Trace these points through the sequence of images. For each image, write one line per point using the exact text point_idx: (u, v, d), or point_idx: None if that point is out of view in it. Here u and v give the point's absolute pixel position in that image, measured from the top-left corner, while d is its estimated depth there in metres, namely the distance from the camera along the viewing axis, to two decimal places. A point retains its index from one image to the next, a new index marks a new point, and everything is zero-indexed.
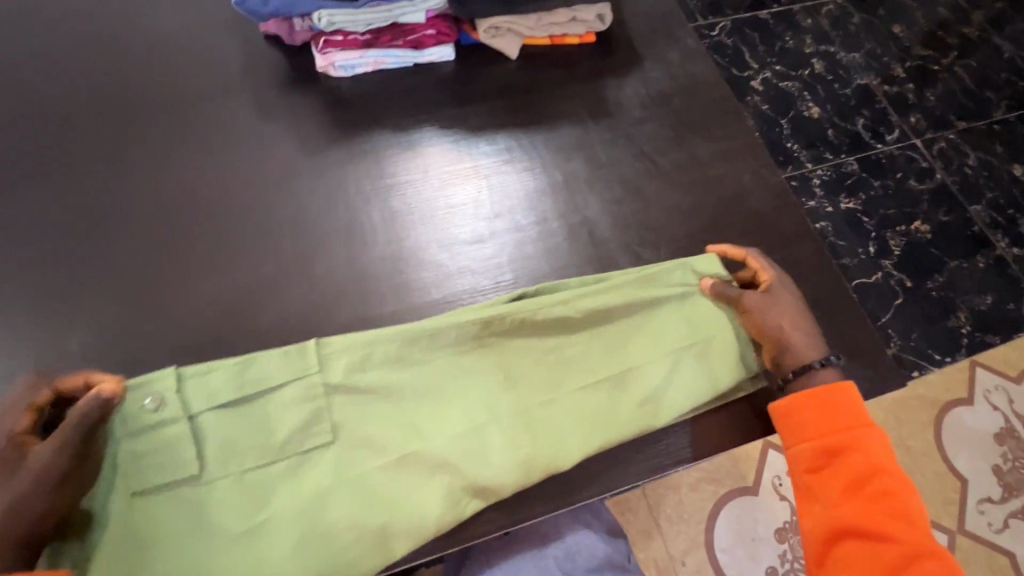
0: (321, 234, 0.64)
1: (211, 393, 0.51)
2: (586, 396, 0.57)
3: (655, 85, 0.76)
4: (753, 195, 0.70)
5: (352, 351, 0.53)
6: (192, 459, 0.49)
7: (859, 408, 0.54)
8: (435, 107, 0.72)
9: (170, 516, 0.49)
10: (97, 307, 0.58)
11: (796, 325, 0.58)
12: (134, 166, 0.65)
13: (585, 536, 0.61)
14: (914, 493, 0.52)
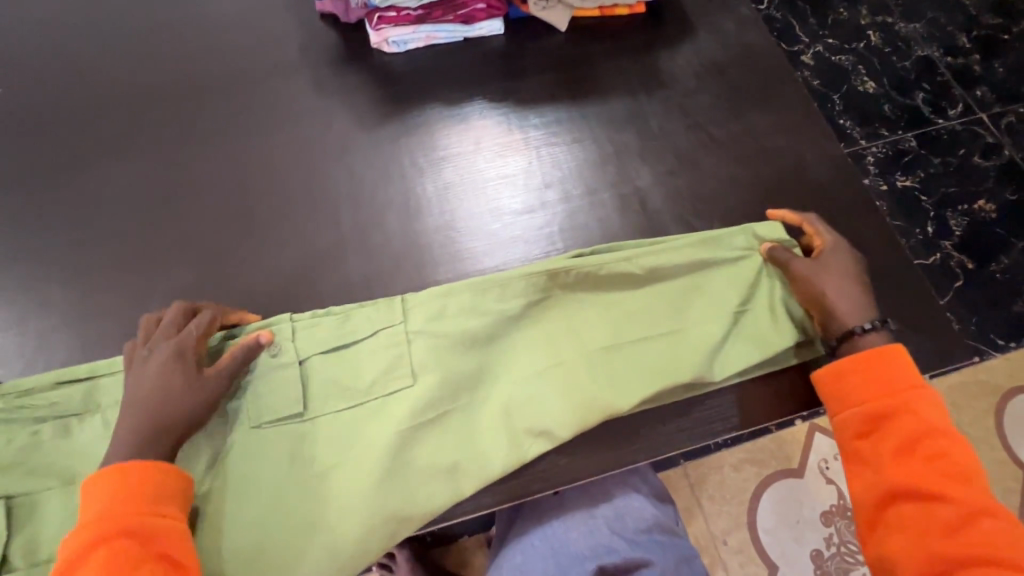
0: (378, 204, 0.66)
1: (317, 340, 0.56)
2: (644, 352, 0.57)
3: (707, 55, 0.75)
4: (811, 166, 0.68)
5: (434, 302, 0.56)
6: (297, 399, 0.54)
7: (908, 369, 0.53)
8: (486, 81, 0.73)
9: (262, 451, 0.53)
10: (173, 273, 0.62)
11: (849, 292, 0.57)
12: (204, 141, 0.68)
13: (635, 499, 0.61)
14: (969, 453, 0.51)
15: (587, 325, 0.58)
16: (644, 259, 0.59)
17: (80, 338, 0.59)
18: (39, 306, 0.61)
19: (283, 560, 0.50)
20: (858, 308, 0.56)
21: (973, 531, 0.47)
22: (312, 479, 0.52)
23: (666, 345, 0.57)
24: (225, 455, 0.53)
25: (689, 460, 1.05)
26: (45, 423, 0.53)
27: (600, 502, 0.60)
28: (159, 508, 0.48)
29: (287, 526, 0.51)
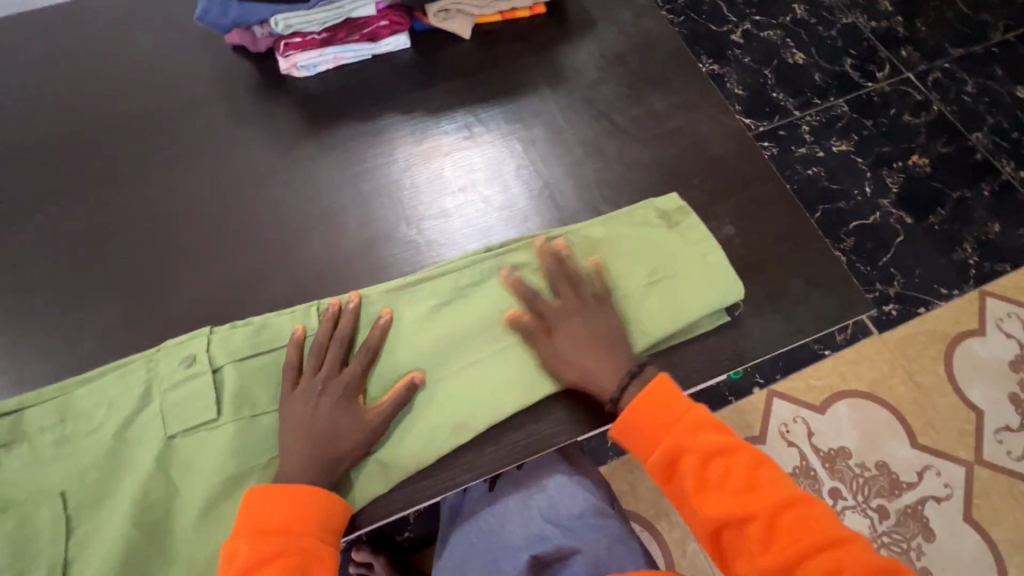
0: (297, 225, 0.68)
1: (231, 349, 0.57)
2: (556, 336, 0.59)
3: (609, 47, 0.78)
4: (712, 141, 0.71)
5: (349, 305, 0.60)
6: (211, 404, 0.55)
7: (672, 398, 0.56)
8: (396, 95, 0.76)
9: (188, 462, 0.54)
10: (101, 314, 0.64)
11: (581, 348, 0.58)
12: (124, 181, 0.70)
13: (567, 487, 0.64)
14: (738, 456, 0.54)
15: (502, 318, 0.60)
16: (547, 249, 0.62)
17: (14, 384, 0.61)
18: None
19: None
20: (597, 367, 0.57)
21: (780, 539, 0.50)
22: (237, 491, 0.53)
23: (578, 327, 0.60)
24: (144, 472, 0.53)
25: None
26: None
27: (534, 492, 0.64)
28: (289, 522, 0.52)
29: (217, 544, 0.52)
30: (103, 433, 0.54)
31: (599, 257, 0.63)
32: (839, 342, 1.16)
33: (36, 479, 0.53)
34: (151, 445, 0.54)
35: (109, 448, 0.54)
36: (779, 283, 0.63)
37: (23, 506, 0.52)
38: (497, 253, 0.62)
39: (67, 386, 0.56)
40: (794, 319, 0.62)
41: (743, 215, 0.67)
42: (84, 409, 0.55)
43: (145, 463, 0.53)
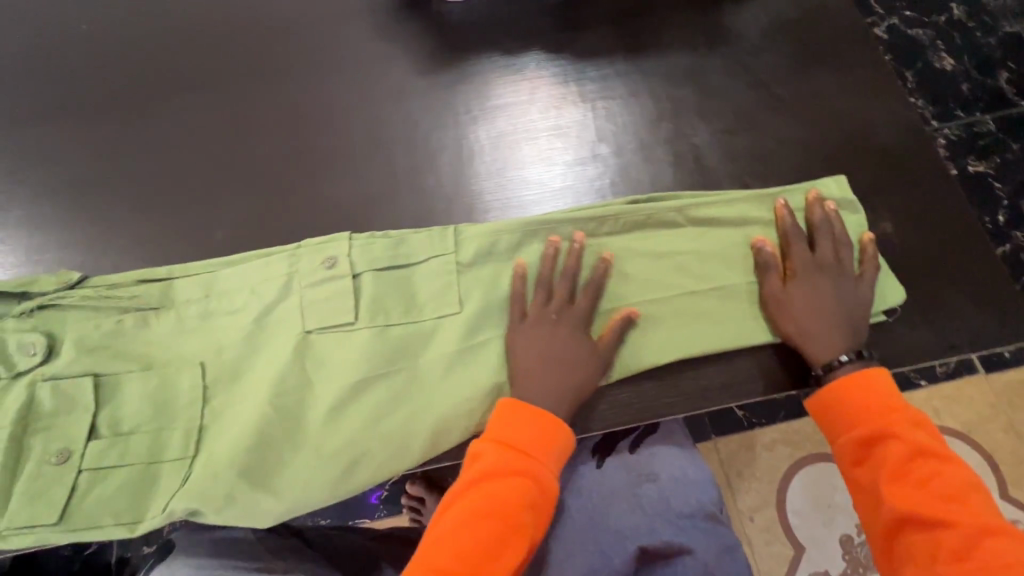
0: (430, 150, 0.67)
1: (370, 258, 0.57)
2: (690, 304, 0.57)
3: (777, 12, 0.72)
4: (880, 130, 0.65)
5: (487, 235, 0.58)
6: (349, 308, 0.56)
7: (885, 389, 0.51)
8: (545, 32, 0.73)
9: (316, 359, 0.55)
10: (236, 206, 0.65)
11: (812, 318, 0.54)
12: (268, 81, 0.71)
13: (678, 481, 0.68)
14: (957, 464, 0.49)
15: (636, 276, 0.58)
16: (694, 213, 0.59)
17: (150, 259, 0.63)
18: (111, 228, 0.65)
19: (333, 474, 0.51)
20: (825, 338, 0.53)
21: (980, 555, 0.44)
22: (357, 396, 0.53)
23: (718, 299, 0.57)
24: (275, 361, 0.54)
25: (721, 434, 1.04)
26: (126, 314, 0.56)
27: (645, 480, 0.68)
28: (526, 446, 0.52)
29: (335, 444, 0.52)
30: (242, 316, 0.56)
31: (747, 229, 0.59)
32: (939, 376, 1.08)
33: (180, 346, 0.56)
34: (286, 336, 0.55)
35: (242, 332, 0.55)
36: (935, 292, 0.58)
37: (159, 371, 0.55)
38: (644, 205, 0.59)
39: (217, 264, 0.58)
40: (947, 334, 0.57)
41: (905, 213, 0.61)
42: (228, 289, 0.57)
43: (277, 352, 0.55)
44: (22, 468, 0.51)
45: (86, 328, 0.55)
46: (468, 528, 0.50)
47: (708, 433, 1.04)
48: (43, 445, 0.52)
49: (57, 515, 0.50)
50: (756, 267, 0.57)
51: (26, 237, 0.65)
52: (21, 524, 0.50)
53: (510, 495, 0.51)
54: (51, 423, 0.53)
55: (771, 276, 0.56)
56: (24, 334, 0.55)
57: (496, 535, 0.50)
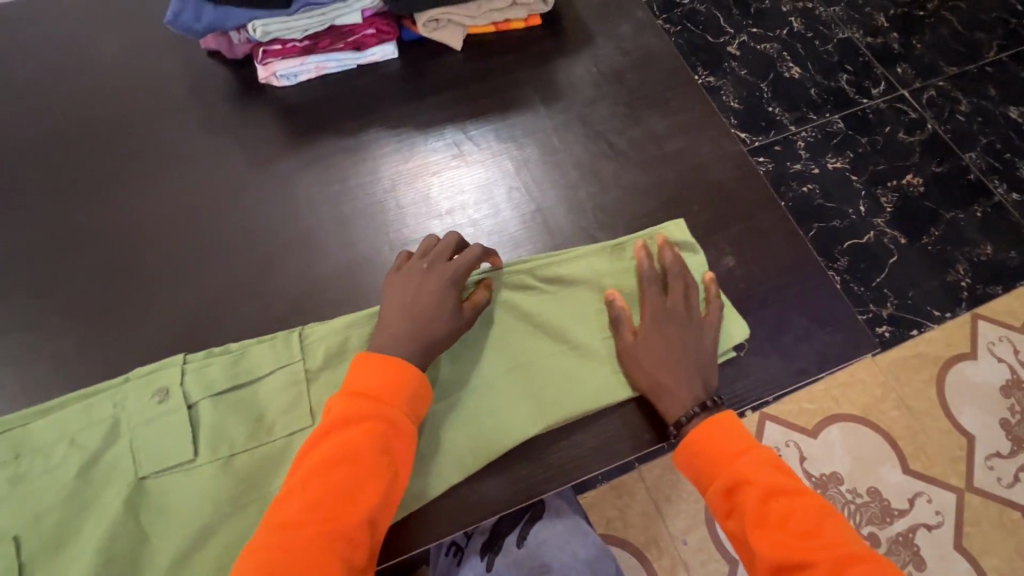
0: (273, 247, 0.64)
1: (208, 382, 0.53)
2: (549, 370, 0.57)
3: (606, 63, 0.75)
4: (713, 166, 0.68)
5: (334, 336, 0.55)
6: (185, 444, 0.51)
7: (732, 434, 0.52)
8: (383, 107, 0.72)
9: (154, 507, 0.49)
10: (58, 338, 0.59)
11: (664, 371, 0.54)
12: (87, 193, 0.65)
13: (571, 568, 0.65)
14: (809, 498, 0.49)
15: (492, 352, 0.57)
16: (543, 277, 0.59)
17: None
18: None
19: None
20: (677, 390, 0.54)
21: None
22: (202, 541, 0.48)
23: (576, 363, 0.57)
24: (102, 519, 0.48)
25: (644, 462, 1.05)
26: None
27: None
28: (395, 397, 0.49)
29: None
30: (61, 473, 0.50)
31: (597, 287, 0.60)
32: None
33: None
34: (115, 488, 0.49)
35: (61, 491, 0.49)
36: (780, 319, 0.61)
37: None
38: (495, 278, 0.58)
39: (29, 416, 0.51)
40: (796, 358, 0.59)
41: (743, 246, 0.64)
42: (44, 444, 0.51)
43: (106, 507, 0.49)
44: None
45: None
46: (319, 477, 0.46)
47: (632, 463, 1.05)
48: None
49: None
50: (615, 322, 0.57)
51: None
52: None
53: (367, 438, 0.47)
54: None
55: (625, 333, 0.57)
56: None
57: (352, 480, 0.45)
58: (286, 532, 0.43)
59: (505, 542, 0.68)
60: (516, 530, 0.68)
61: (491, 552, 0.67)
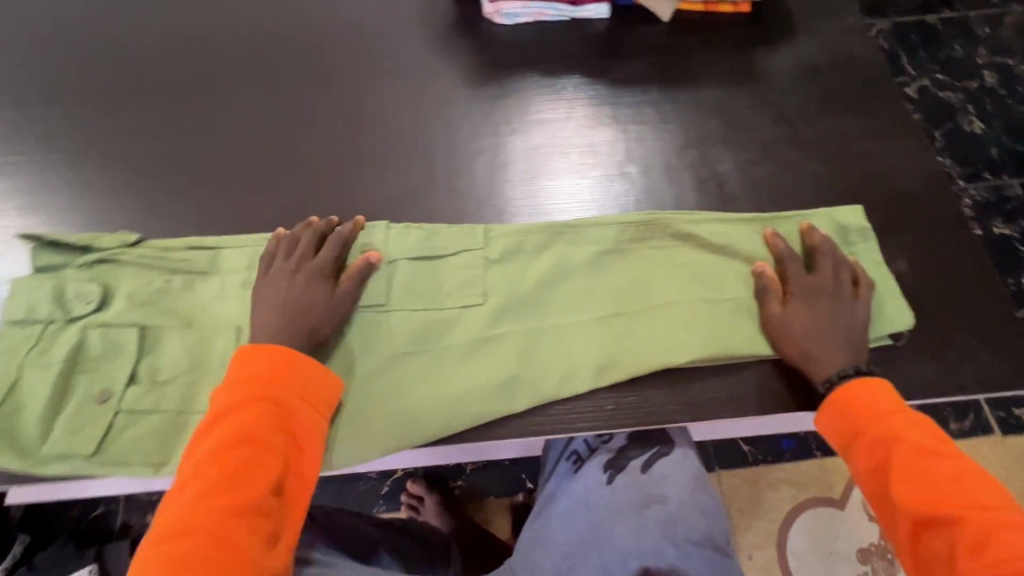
0: (466, 154, 0.72)
1: (406, 247, 0.62)
2: (700, 311, 0.59)
3: (806, 58, 0.76)
4: (900, 174, 0.68)
5: (514, 234, 0.62)
6: (380, 292, 0.59)
7: (883, 395, 0.53)
8: (583, 59, 0.77)
9: (345, 335, 0.58)
10: (283, 190, 0.70)
11: (817, 338, 0.56)
12: (323, 81, 0.76)
13: (688, 509, 0.61)
14: (963, 464, 0.50)
15: (649, 283, 0.61)
16: (710, 229, 0.63)
17: (195, 230, 0.67)
18: (161, 200, 0.69)
19: (356, 443, 0.55)
20: (830, 356, 0.55)
21: (996, 548, 0.44)
22: (381, 371, 0.57)
23: (729, 312, 0.59)
24: None
25: (724, 468, 1.03)
26: (175, 275, 0.61)
27: (653, 503, 0.61)
28: (278, 382, 0.52)
29: (354, 416, 0.55)
30: None
31: (763, 251, 0.61)
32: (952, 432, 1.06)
33: (220, 307, 0.60)
34: None
35: None
36: (945, 333, 0.59)
37: (204, 327, 0.59)
38: (659, 216, 0.63)
39: (264, 239, 0.63)
40: (955, 374, 0.58)
41: (918, 255, 0.63)
42: None
43: None
44: (66, 404, 0.56)
45: (139, 283, 0.60)
46: (218, 459, 0.48)
47: (712, 465, 1.03)
48: (88, 385, 0.56)
49: (92, 450, 0.54)
50: (759, 296, 0.59)
51: (79, 195, 0.69)
52: (59, 452, 0.54)
53: (252, 420, 0.50)
54: (97, 365, 0.57)
55: (772, 302, 0.58)
56: (82, 283, 0.60)
57: (249, 463, 0.48)
58: (191, 519, 0.45)
59: (627, 462, 0.64)
60: (642, 455, 0.64)
61: (613, 469, 0.63)
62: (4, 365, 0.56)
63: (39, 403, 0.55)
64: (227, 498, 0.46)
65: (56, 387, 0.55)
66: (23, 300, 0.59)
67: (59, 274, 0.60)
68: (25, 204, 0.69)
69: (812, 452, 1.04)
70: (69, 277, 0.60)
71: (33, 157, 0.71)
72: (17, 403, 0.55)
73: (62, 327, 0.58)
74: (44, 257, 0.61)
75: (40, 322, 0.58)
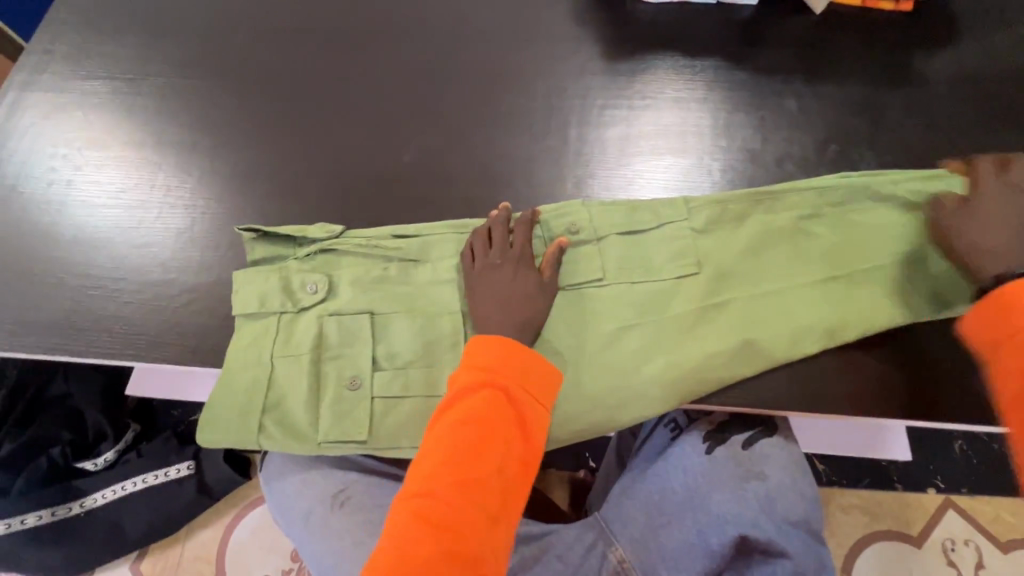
0: (575, 119, 0.74)
1: (610, 220, 0.63)
2: (894, 284, 0.60)
3: (967, 67, 0.73)
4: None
5: (717, 203, 0.63)
6: (596, 266, 0.61)
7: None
8: (726, 43, 0.76)
9: (565, 302, 0.60)
10: (422, 138, 0.74)
11: (1011, 240, 0.54)
12: (468, 41, 0.79)
13: (791, 491, 0.59)
14: None
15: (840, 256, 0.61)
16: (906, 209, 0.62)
17: (342, 166, 0.73)
18: (313, 135, 0.75)
19: (606, 402, 0.57)
20: (1004, 250, 0.54)
21: None
22: (610, 339, 0.59)
23: (936, 270, 0.60)
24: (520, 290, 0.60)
25: None
26: (390, 263, 0.65)
27: (754, 478, 0.60)
28: (511, 373, 0.56)
29: (616, 380, 0.57)
30: None
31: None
32: None
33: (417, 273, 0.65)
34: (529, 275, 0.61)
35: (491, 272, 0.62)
36: None
37: (426, 310, 0.63)
38: (856, 178, 0.63)
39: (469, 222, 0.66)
40: None
41: None
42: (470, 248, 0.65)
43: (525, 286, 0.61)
44: (286, 352, 0.62)
45: (360, 272, 0.65)
46: (452, 434, 0.54)
47: None
48: (337, 374, 0.62)
49: (366, 433, 0.60)
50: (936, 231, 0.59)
51: (243, 122, 0.76)
52: (336, 438, 0.60)
53: (486, 406, 0.55)
54: (340, 353, 0.62)
55: (951, 222, 0.57)
56: (307, 274, 0.65)
57: (480, 440, 0.54)
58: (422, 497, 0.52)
59: (730, 436, 0.63)
60: (745, 432, 0.63)
61: (714, 440, 0.63)
62: (252, 359, 0.61)
63: (302, 394, 0.60)
64: (464, 468, 0.53)
65: (311, 375, 0.61)
66: (254, 292, 0.64)
67: (283, 267, 0.65)
68: (196, 124, 0.77)
69: (893, 483, 0.99)
70: (293, 269, 0.65)
71: (208, 83, 0.79)
72: (279, 394, 0.61)
73: (295, 317, 0.63)
74: (263, 249, 0.66)
75: (273, 313, 0.63)
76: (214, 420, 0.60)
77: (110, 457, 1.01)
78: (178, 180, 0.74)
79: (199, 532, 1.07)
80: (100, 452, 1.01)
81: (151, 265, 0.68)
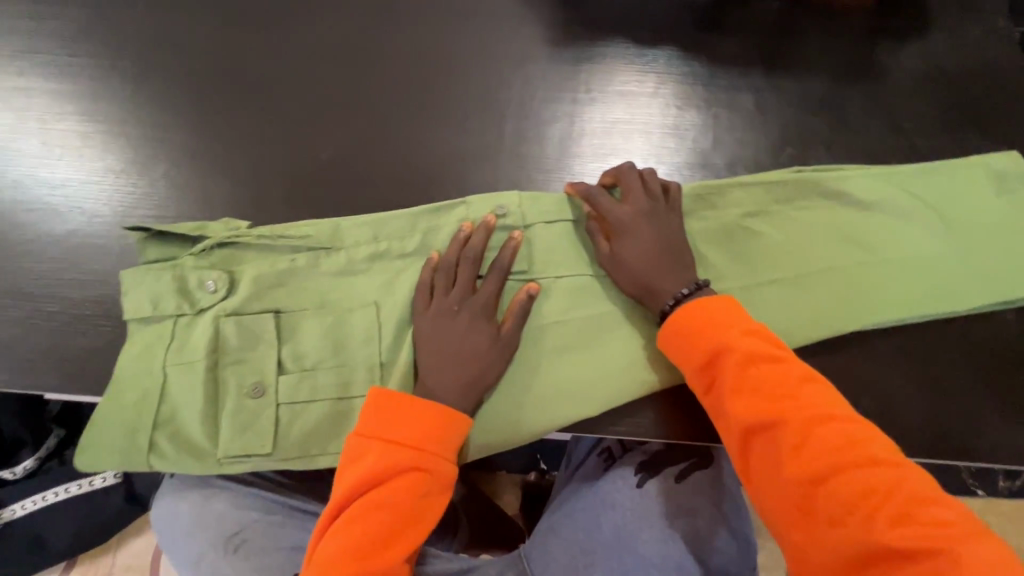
0: (521, 110, 0.67)
1: (541, 208, 0.59)
2: (834, 293, 0.58)
3: (936, 60, 0.68)
4: (1011, 194, 0.61)
5: None
6: (522, 256, 0.57)
7: (721, 306, 0.50)
8: (681, 28, 0.69)
9: None
10: (342, 131, 0.66)
11: (659, 265, 0.53)
12: (395, 17, 0.70)
13: (717, 527, 0.61)
14: (788, 363, 0.48)
15: (779, 267, 0.58)
16: (850, 215, 0.60)
17: (252, 162, 0.65)
18: (219, 125, 0.67)
19: (529, 401, 0.55)
20: (663, 274, 0.53)
21: (817, 447, 0.43)
22: (529, 339, 0.56)
23: (885, 280, 0.58)
24: None
25: None
26: (299, 254, 0.58)
27: (683, 515, 0.61)
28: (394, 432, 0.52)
29: (532, 384, 0.55)
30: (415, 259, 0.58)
31: (917, 211, 0.60)
32: (1001, 491, 0.96)
33: (318, 267, 0.57)
34: None
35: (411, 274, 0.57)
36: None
37: (339, 309, 0.57)
38: (809, 174, 0.61)
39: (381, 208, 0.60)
40: None
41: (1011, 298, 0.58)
42: (397, 232, 0.58)
43: None
44: (180, 361, 0.55)
45: (263, 267, 0.57)
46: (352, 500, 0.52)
47: None
48: (236, 381, 0.55)
49: (268, 445, 0.54)
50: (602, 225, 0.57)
51: (137, 107, 0.67)
52: (235, 453, 0.54)
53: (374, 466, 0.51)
54: (240, 357, 0.56)
55: (626, 230, 0.54)
56: (204, 272, 0.57)
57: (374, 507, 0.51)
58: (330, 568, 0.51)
59: (662, 468, 0.63)
60: (676, 465, 0.63)
61: (646, 472, 0.63)
62: (143, 368, 0.55)
63: (195, 406, 0.54)
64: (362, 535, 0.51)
65: (207, 385, 0.54)
66: (144, 294, 0.56)
67: (177, 264, 0.57)
68: (82, 109, 0.67)
69: None
70: (188, 266, 0.57)
71: (95, 61, 0.69)
72: (173, 406, 0.55)
73: (193, 320, 0.56)
74: (153, 251, 0.58)
75: (167, 317, 0.56)
76: (95, 442, 0.54)
77: (29, 465, 0.92)
78: (63, 173, 0.65)
79: (131, 540, 1.05)
80: (19, 459, 0.92)
81: (34, 275, 0.61)
